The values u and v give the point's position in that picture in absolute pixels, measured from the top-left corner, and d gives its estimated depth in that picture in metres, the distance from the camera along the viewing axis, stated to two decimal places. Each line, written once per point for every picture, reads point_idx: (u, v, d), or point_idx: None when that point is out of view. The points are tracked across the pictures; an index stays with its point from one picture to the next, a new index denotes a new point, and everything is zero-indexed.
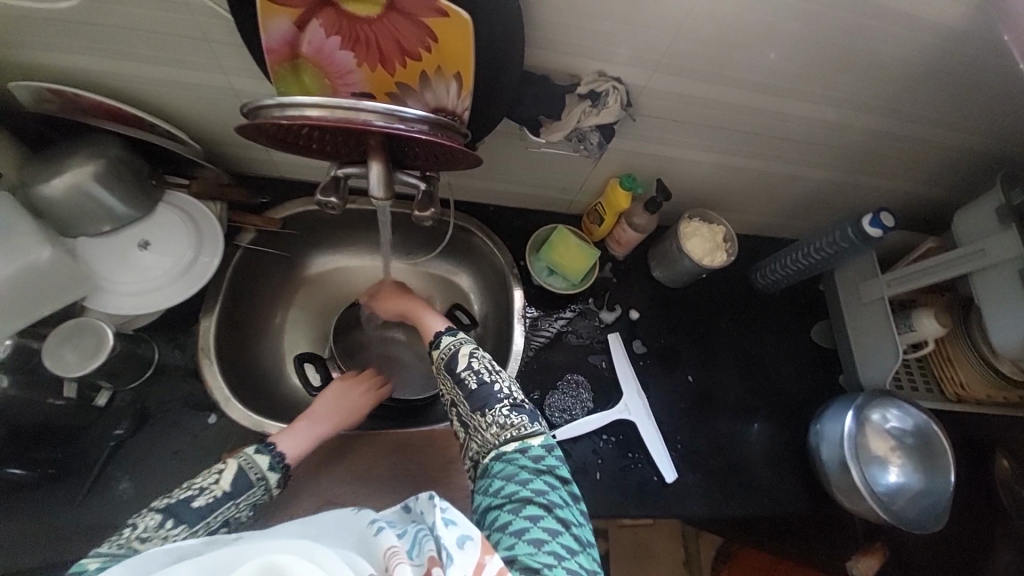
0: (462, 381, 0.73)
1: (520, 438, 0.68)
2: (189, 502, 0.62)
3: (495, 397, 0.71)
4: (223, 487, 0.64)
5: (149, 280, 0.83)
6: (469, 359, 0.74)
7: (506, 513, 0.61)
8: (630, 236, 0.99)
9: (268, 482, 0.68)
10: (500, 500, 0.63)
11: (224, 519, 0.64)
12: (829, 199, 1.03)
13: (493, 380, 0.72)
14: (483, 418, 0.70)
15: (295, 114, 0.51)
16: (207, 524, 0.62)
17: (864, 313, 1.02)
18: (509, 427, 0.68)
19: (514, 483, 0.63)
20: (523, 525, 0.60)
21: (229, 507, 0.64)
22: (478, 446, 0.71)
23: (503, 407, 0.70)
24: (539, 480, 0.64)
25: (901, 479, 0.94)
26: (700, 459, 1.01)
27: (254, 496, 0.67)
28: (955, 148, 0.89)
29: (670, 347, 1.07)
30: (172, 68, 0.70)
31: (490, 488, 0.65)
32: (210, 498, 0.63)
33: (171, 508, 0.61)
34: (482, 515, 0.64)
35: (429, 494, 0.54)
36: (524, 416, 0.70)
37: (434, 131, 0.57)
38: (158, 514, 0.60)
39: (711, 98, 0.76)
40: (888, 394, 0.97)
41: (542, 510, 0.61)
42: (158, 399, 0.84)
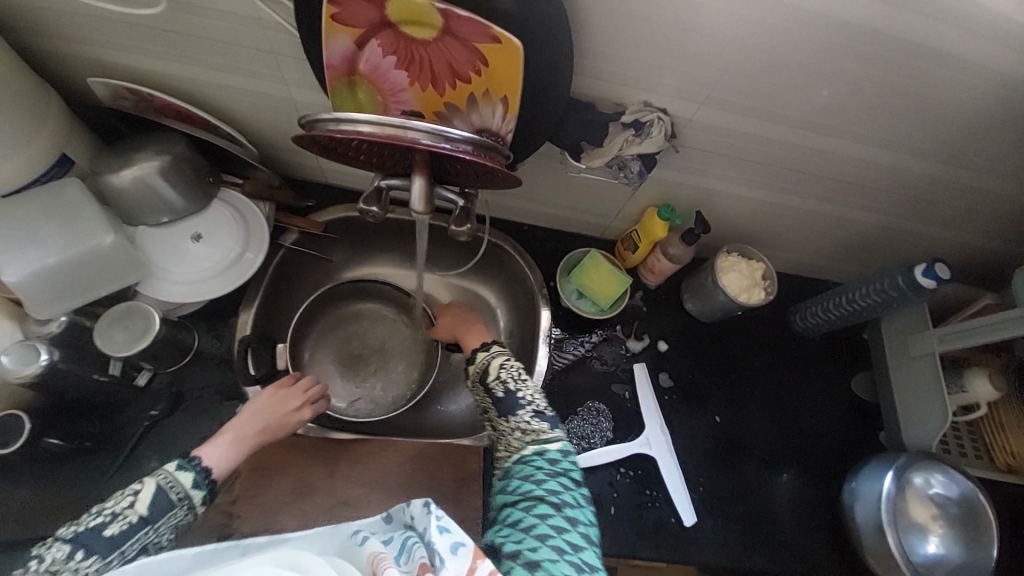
0: (490, 390, 0.71)
1: (538, 443, 0.65)
2: (101, 533, 0.57)
3: (520, 402, 0.68)
4: (138, 512, 0.59)
5: (198, 272, 0.87)
6: (497, 371, 0.71)
7: (518, 511, 0.58)
8: (663, 265, 0.98)
9: (192, 502, 0.63)
10: (515, 497, 0.60)
11: (141, 546, 0.59)
12: (878, 244, 0.99)
13: (518, 388, 0.69)
14: (506, 424, 0.68)
15: (348, 129, 0.54)
16: (122, 554, 0.58)
17: (912, 368, 0.96)
18: (527, 431, 0.66)
19: (529, 483, 0.61)
20: (532, 521, 0.56)
21: (146, 534, 0.59)
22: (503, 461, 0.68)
23: (526, 412, 0.67)
24: (554, 480, 0.61)
25: (942, 551, 0.87)
26: (721, 506, 0.96)
27: (175, 519, 0.62)
28: (1023, 202, 0.83)
29: (698, 384, 1.03)
30: (239, 76, 0.75)
31: (506, 487, 0.62)
32: (124, 525, 0.58)
33: (79, 538, 0.56)
34: (495, 515, 0.61)
35: (424, 501, 0.51)
36: (545, 422, 0.67)
37: (477, 151, 0.58)
38: (65, 545, 0.56)
39: (758, 134, 0.75)
40: (934, 457, 0.90)
41: (551, 509, 0.57)
42: (193, 385, 0.88)
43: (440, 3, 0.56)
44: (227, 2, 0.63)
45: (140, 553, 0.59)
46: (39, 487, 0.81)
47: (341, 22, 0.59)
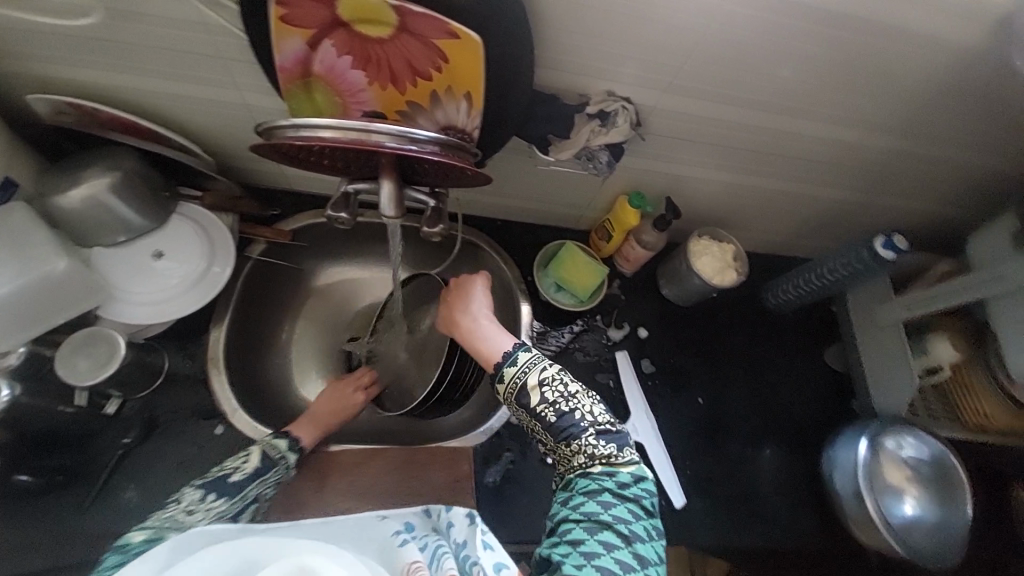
0: (539, 414, 0.63)
1: (607, 467, 0.60)
2: (230, 479, 0.68)
3: (580, 424, 0.61)
4: (252, 466, 0.71)
5: (163, 290, 0.84)
6: (541, 391, 0.63)
7: (579, 528, 0.55)
8: (638, 253, 0.99)
9: (288, 462, 0.75)
10: (578, 515, 0.56)
11: (255, 496, 0.70)
12: (842, 219, 1.02)
13: (575, 408, 0.62)
14: (568, 448, 0.62)
15: (308, 135, 0.52)
16: (242, 498, 0.68)
17: (880, 337, 1.00)
18: (593, 456, 0.60)
19: (594, 504, 0.57)
20: (596, 550, 0.53)
21: (259, 484, 0.71)
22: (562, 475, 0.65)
23: (590, 435, 0.61)
24: (623, 506, 0.57)
25: (918, 512, 0.90)
26: (709, 484, 0.98)
27: (277, 474, 0.74)
28: (973, 170, 0.87)
29: (679, 367, 1.05)
30: (190, 85, 0.72)
31: (568, 502, 0.59)
32: (243, 475, 0.69)
33: (208, 485, 0.67)
34: (552, 524, 0.59)
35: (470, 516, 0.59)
36: (613, 444, 0.61)
37: (445, 151, 0.57)
38: (199, 490, 0.66)
39: (720, 118, 0.76)
40: (903, 422, 0.94)
41: (619, 540, 0.54)
42: (166, 408, 0.85)
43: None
44: (169, 8, 0.60)
45: (253, 502, 0.70)
46: (11, 527, 0.77)
47: (290, 23, 0.57)
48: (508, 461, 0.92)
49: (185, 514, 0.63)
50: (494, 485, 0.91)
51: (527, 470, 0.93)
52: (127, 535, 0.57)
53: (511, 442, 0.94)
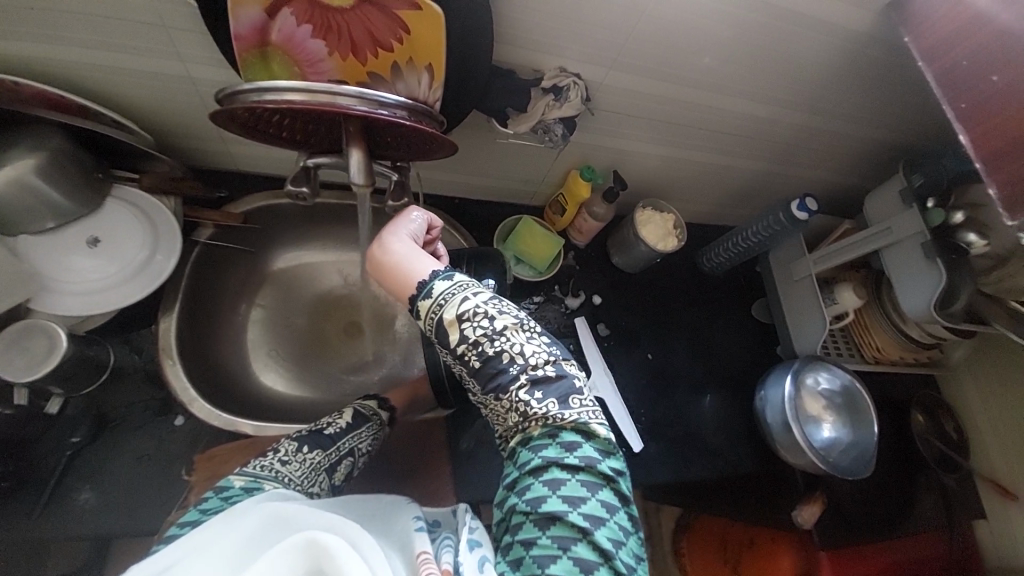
0: (464, 358, 0.63)
1: (547, 424, 0.62)
2: (324, 433, 0.75)
3: (510, 372, 0.62)
4: (345, 419, 0.78)
5: (103, 280, 0.79)
6: (462, 329, 0.62)
7: (531, 527, 0.56)
8: (590, 224, 1.06)
9: (380, 417, 0.83)
10: (528, 507, 0.58)
11: (349, 447, 0.76)
12: (763, 187, 1.15)
13: (501, 351, 0.62)
14: (500, 400, 0.63)
15: (275, 99, 0.52)
16: (336, 449, 0.74)
17: (796, 289, 1.14)
18: (529, 413, 0.62)
19: (543, 488, 0.58)
20: (550, 551, 0.54)
21: (353, 437, 0.77)
22: (499, 422, 0.67)
23: (520, 385, 0.62)
24: (573, 483, 0.58)
25: (833, 433, 1.07)
26: (663, 430, 1.08)
27: (371, 429, 0.81)
28: (865, 142, 1.02)
29: (632, 328, 1.14)
30: (123, 55, 0.68)
31: (518, 487, 0.60)
32: (337, 427, 0.77)
33: (305, 438, 0.73)
34: (503, 512, 0.61)
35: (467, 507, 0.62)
36: (550, 397, 0.62)
37: (411, 117, 0.58)
38: (295, 442, 0.73)
39: (660, 94, 0.84)
40: (819, 359, 1.09)
41: (574, 532, 0.55)
42: (117, 405, 0.80)
43: None
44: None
45: (348, 453, 0.76)
46: None
47: None
48: (481, 427, 0.96)
49: (282, 462, 0.69)
50: (468, 450, 0.94)
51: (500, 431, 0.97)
52: (228, 479, 0.63)
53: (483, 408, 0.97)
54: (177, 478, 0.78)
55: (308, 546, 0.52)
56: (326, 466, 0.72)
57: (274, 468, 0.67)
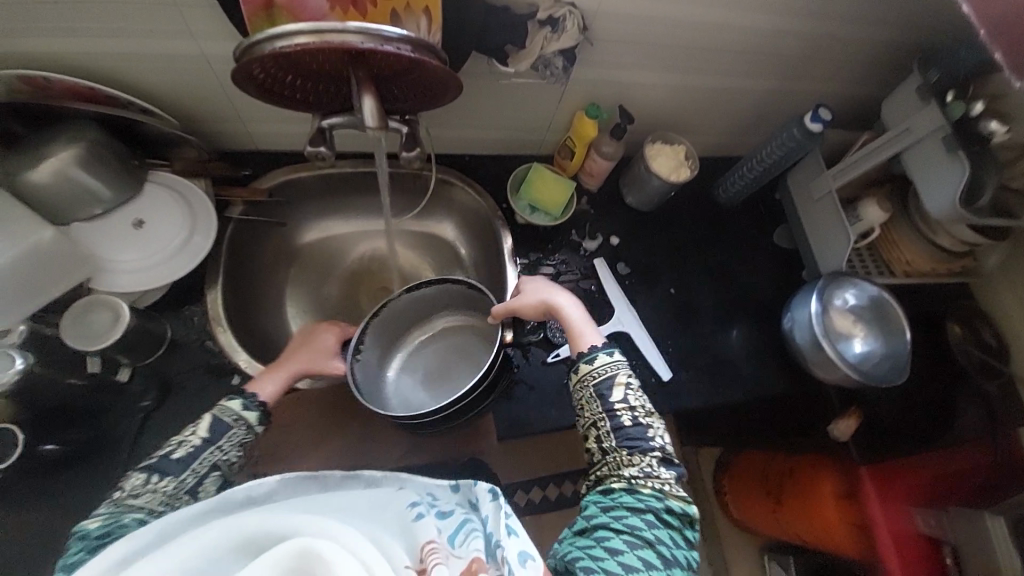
0: (614, 413, 0.71)
1: (660, 493, 0.66)
2: (170, 458, 0.65)
3: (650, 442, 0.70)
4: (199, 436, 0.67)
5: (149, 259, 0.85)
6: (624, 392, 0.72)
7: (618, 539, 0.62)
8: (600, 165, 1.06)
9: (246, 421, 0.71)
10: (618, 524, 0.64)
11: (211, 463, 0.67)
12: (774, 109, 1.13)
13: (649, 423, 0.71)
14: (629, 456, 0.69)
15: (286, 44, 0.55)
16: (194, 470, 0.66)
17: (817, 209, 1.13)
18: (650, 478, 0.67)
19: (637, 519, 0.64)
20: (634, 563, 0.60)
21: (212, 452, 0.67)
22: (605, 471, 0.71)
23: (654, 455, 0.69)
24: (666, 531, 0.64)
25: (865, 346, 1.06)
26: (690, 359, 1.10)
27: (236, 437, 0.70)
28: (878, 44, 0.98)
29: (652, 266, 1.15)
30: (140, 39, 0.72)
31: (609, 509, 0.66)
32: (188, 448, 0.66)
33: (153, 466, 0.64)
34: (584, 523, 0.66)
35: (492, 492, 0.58)
36: (671, 472, 0.69)
37: (417, 51, 0.60)
38: (143, 473, 0.64)
39: (656, 15, 0.83)
40: (847, 276, 1.08)
41: (657, 560, 0.61)
42: (177, 372, 0.86)
43: None
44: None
45: (212, 469, 0.68)
46: (41, 504, 0.77)
47: None
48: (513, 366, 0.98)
49: (128, 499, 0.62)
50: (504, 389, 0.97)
51: (533, 372, 0.99)
52: (79, 525, 0.58)
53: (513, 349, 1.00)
54: None
55: (297, 555, 0.49)
56: (187, 490, 0.65)
57: (118, 506, 0.61)
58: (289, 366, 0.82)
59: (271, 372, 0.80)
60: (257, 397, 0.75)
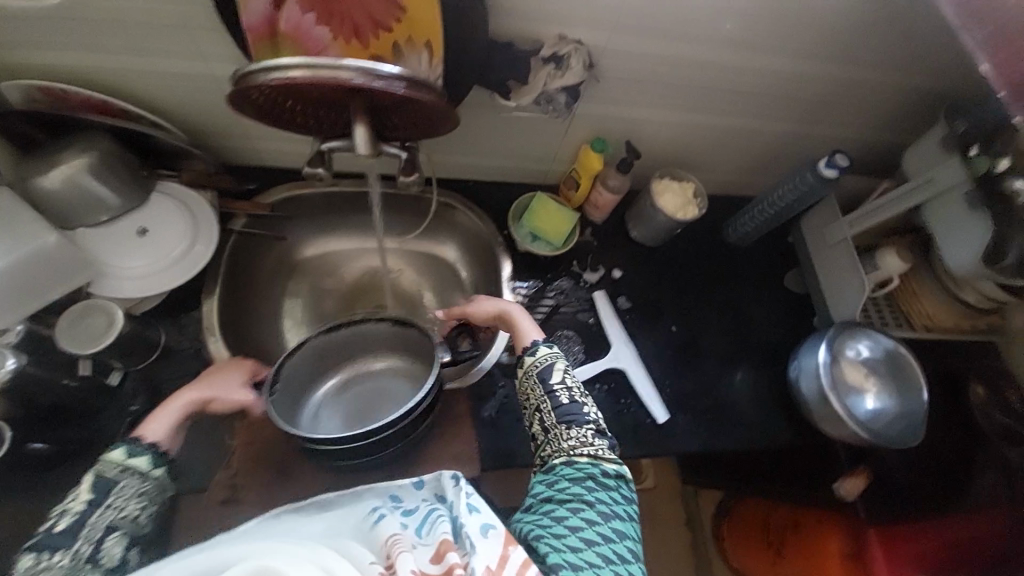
0: (553, 392, 0.76)
1: (596, 459, 0.71)
2: (55, 530, 0.61)
3: (584, 416, 0.74)
4: (82, 499, 0.63)
5: (149, 267, 0.87)
6: (562, 375, 0.78)
7: (562, 509, 0.66)
8: (606, 198, 1.05)
9: (137, 468, 0.67)
10: (563, 496, 0.67)
11: (110, 520, 0.63)
12: (788, 151, 1.09)
13: (583, 400, 0.76)
14: (567, 430, 0.73)
15: (279, 76, 0.55)
16: (87, 535, 0.61)
17: (830, 255, 1.09)
18: (586, 446, 0.72)
19: (580, 488, 0.68)
20: (579, 525, 0.64)
21: (106, 509, 0.63)
22: (550, 451, 0.74)
23: (589, 428, 0.73)
24: (606, 494, 0.68)
25: (878, 404, 1.00)
26: (691, 403, 1.04)
27: (132, 486, 0.66)
28: (901, 92, 0.95)
29: (654, 302, 1.12)
30: (154, 58, 0.75)
31: (554, 484, 0.69)
32: (73, 515, 0.62)
33: (38, 543, 0.60)
34: (535, 501, 0.69)
35: (455, 476, 0.62)
36: (605, 442, 0.73)
37: (413, 88, 0.60)
38: (30, 554, 0.59)
39: (664, 54, 0.82)
40: (859, 326, 1.03)
41: (598, 518, 0.65)
42: (165, 378, 0.87)
43: None
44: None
45: (113, 526, 0.63)
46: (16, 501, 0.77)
47: None
48: (503, 395, 0.95)
49: None
50: (492, 418, 0.94)
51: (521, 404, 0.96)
52: None
53: (504, 378, 0.97)
54: None
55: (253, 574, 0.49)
56: (90, 555, 0.61)
57: None
58: (179, 400, 0.77)
59: (159, 412, 0.75)
60: (144, 440, 0.70)
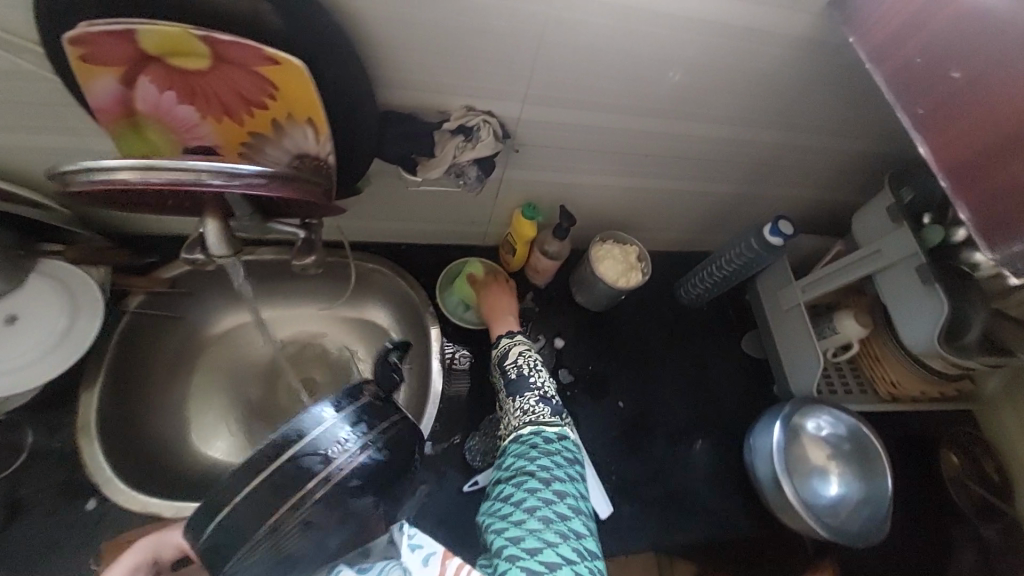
0: (505, 372, 0.85)
1: (537, 424, 0.78)
2: None
3: (530, 389, 0.82)
4: None
5: (22, 355, 0.76)
6: (516, 355, 0.86)
7: (511, 483, 0.71)
8: (546, 264, 0.98)
9: None
10: (510, 472, 0.73)
11: None
12: (738, 211, 1.03)
13: (531, 375, 0.83)
14: (514, 404, 0.81)
15: (103, 177, 0.47)
16: None
17: (785, 320, 1.02)
18: (529, 413, 0.79)
19: (524, 458, 0.73)
20: (524, 496, 0.68)
21: None
22: (505, 429, 0.82)
23: (532, 397, 0.81)
24: (549, 458, 0.73)
25: (841, 489, 0.92)
26: (637, 488, 0.96)
27: None
28: (848, 154, 0.90)
29: (599, 372, 1.04)
30: (17, 134, 0.67)
31: (506, 463, 0.75)
32: None
33: None
34: (494, 488, 0.74)
35: (400, 524, 0.64)
36: (547, 408, 0.80)
37: (277, 183, 0.54)
38: None
39: (588, 124, 0.77)
40: (820, 401, 0.95)
41: (540, 483, 0.70)
42: (32, 488, 0.77)
43: (198, 29, 0.51)
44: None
45: None
46: None
47: (93, 63, 0.53)
48: (422, 494, 0.88)
49: None
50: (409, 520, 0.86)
51: (444, 500, 0.88)
52: None
53: (424, 474, 0.89)
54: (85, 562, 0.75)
55: None
56: None
57: None
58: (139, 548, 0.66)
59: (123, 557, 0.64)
60: None
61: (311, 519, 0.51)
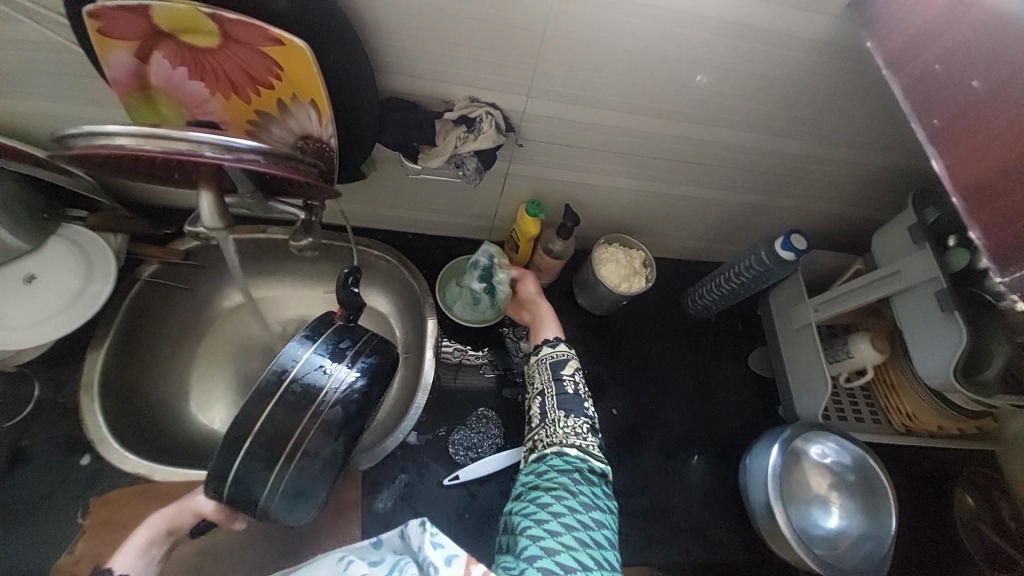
0: (560, 382, 0.82)
1: (585, 452, 0.76)
2: None
3: (583, 411, 0.80)
4: None
5: (36, 313, 0.80)
6: (574, 371, 0.84)
7: (548, 496, 0.71)
8: (550, 262, 0.97)
9: None
10: (549, 484, 0.73)
11: None
12: (754, 222, 1.00)
13: (586, 398, 0.82)
14: (564, 419, 0.79)
15: (104, 142, 0.49)
16: None
17: (795, 339, 0.98)
18: (577, 434, 0.78)
19: (568, 478, 0.73)
20: (563, 512, 0.69)
21: None
22: (544, 436, 0.79)
23: (584, 421, 0.79)
24: (591, 487, 0.73)
25: (841, 522, 0.88)
26: (621, 500, 0.93)
27: None
28: (874, 170, 0.86)
29: (595, 377, 1.02)
30: (49, 103, 0.71)
31: (542, 473, 0.75)
32: None
33: None
34: (523, 491, 0.74)
35: (421, 521, 0.64)
36: (595, 438, 0.79)
37: (271, 161, 0.55)
38: None
39: (598, 122, 0.76)
40: (825, 426, 0.90)
41: (582, 507, 0.70)
42: (35, 441, 0.81)
43: (206, 6, 0.53)
44: (15, 28, 0.60)
45: None
46: None
47: (109, 36, 0.55)
48: (402, 484, 0.88)
49: None
50: (386, 510, 0.86)
51: (424, 493, 0.88)
52: None
53: (405, 464, 0.89)
54: (72, 515, 0.78)
55: None
56: None
57: None
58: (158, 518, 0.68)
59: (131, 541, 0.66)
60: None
61: (330, 423, 0.58)
